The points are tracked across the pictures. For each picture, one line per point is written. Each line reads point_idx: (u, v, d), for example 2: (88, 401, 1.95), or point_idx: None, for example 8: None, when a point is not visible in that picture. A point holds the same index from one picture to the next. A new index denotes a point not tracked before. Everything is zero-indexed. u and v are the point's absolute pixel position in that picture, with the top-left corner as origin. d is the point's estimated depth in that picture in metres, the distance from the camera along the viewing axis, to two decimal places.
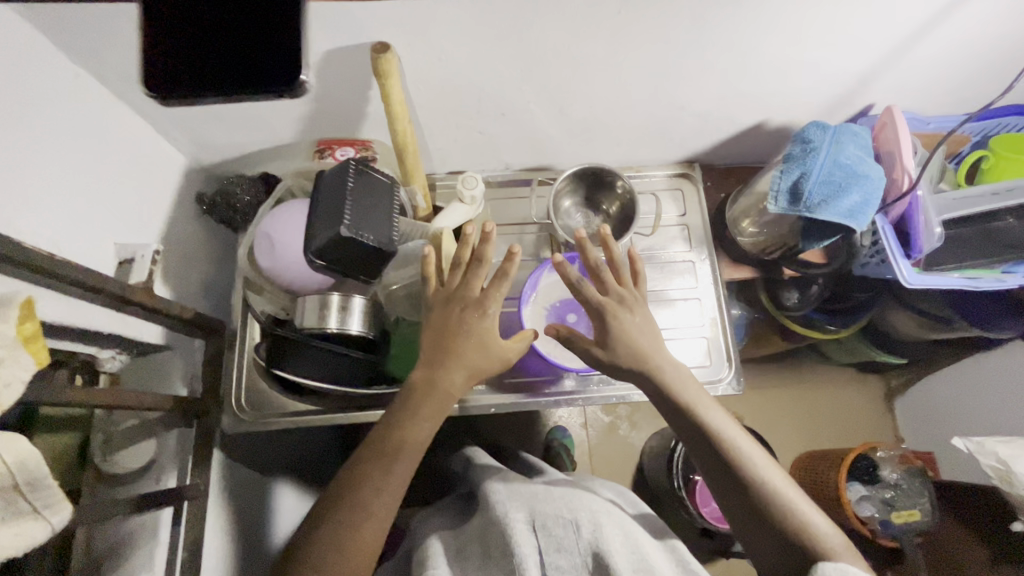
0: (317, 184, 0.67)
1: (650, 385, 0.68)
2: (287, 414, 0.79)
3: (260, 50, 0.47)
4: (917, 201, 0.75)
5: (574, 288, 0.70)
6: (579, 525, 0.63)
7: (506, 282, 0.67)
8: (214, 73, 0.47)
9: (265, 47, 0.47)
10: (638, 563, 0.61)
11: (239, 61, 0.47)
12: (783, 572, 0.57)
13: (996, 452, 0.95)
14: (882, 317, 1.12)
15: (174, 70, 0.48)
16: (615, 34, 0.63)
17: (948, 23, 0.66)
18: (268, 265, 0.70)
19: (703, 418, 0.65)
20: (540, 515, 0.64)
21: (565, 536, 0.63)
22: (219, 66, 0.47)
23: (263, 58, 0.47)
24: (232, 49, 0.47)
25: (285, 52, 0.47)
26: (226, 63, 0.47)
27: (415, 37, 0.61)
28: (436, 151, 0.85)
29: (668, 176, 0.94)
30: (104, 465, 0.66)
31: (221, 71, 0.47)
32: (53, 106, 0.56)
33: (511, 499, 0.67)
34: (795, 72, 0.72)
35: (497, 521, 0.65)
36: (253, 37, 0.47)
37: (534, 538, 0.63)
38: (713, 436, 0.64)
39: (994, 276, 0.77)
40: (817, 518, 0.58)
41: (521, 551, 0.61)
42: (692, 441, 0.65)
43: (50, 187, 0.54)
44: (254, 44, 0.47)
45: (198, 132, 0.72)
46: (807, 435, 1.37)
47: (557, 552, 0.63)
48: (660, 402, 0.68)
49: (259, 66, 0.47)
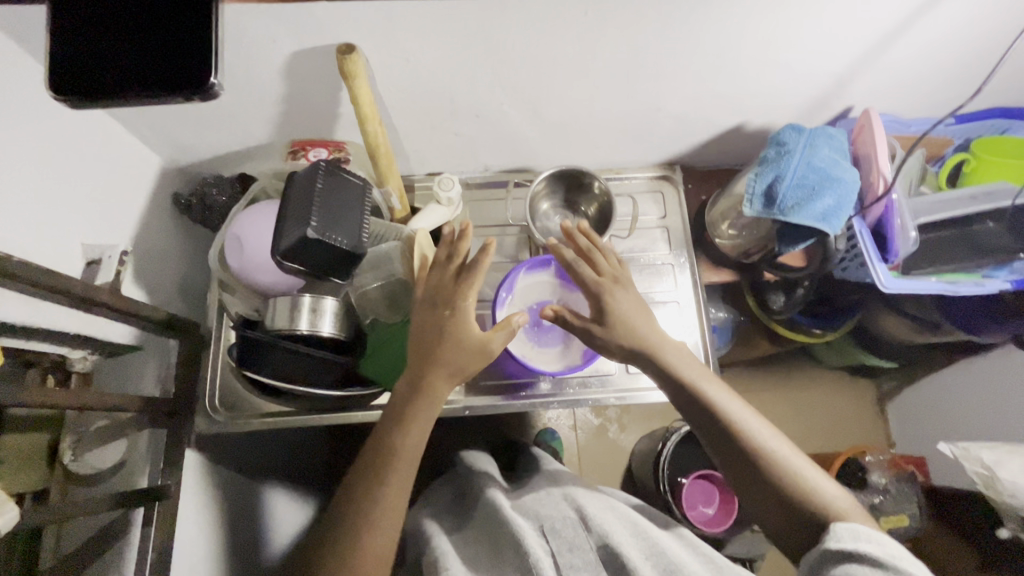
0: (288, 185, 0.66)
1: (650, 366, 0.66)
2: (261, 415, 0.80)
3: (171, 50, 0.44)
4: (894, 205, 0.74)
5: (570, 268, 0.68)
6: (585, 522, 0.64)
7: (479, 274, 0.65)
8: (121, 73, 0.43)
9: (177, 46, 0.44)
10: (651, 551, 0.62)
11: (150, 62, 0.43)
12: (795, 535, 0.59)
13: (981, 457, 0.94)
14: (870, 320, 1.11)
15: (77, 67, 0.43)
16: (583, 34, 0.62)
17: (922, 25, 0.65)
18: (237, 266, 0.71)
19: (705, 394, 0.64)
20: (547, 520, 0.66)
21: (574, 535, 0.64)
22: (128, 66, 0.43)
23: (175, 57, 0.44)
24: (141, 50, 0.43)
25: (195, 52, 0.44)
26: (135, 64, 0.43)
27: (382, 39, 0.60)
28: (413, 152, 0.85)
29: (649, 178, 0.94)
30: (73, 465, 0.65)
31: (129, 71, 0.43)
32: (14, 106, 0.55)
33: (515, 510, 0.68)
34: (768, 74, 0.72)
35: (504, 525, 0.65)
36: (164, 36, 0.44)
37: (545, 541, 0.64)
38: (712, 410, 0.64)
39: (974, 280, 0.75)
40: (825, 483, 0.59)
41: (534, 551, 0.61)
42: (694, 419, 0.65)
43: (11, 187, 0.54)
44: (165, 44, 0.44)
45: (170, 134, 0.73)
46: (798, 438, 1.36)
47: (570, 552, 0.63)
48: (661, 381, 0.66)
49: (169, 67, 0.44)
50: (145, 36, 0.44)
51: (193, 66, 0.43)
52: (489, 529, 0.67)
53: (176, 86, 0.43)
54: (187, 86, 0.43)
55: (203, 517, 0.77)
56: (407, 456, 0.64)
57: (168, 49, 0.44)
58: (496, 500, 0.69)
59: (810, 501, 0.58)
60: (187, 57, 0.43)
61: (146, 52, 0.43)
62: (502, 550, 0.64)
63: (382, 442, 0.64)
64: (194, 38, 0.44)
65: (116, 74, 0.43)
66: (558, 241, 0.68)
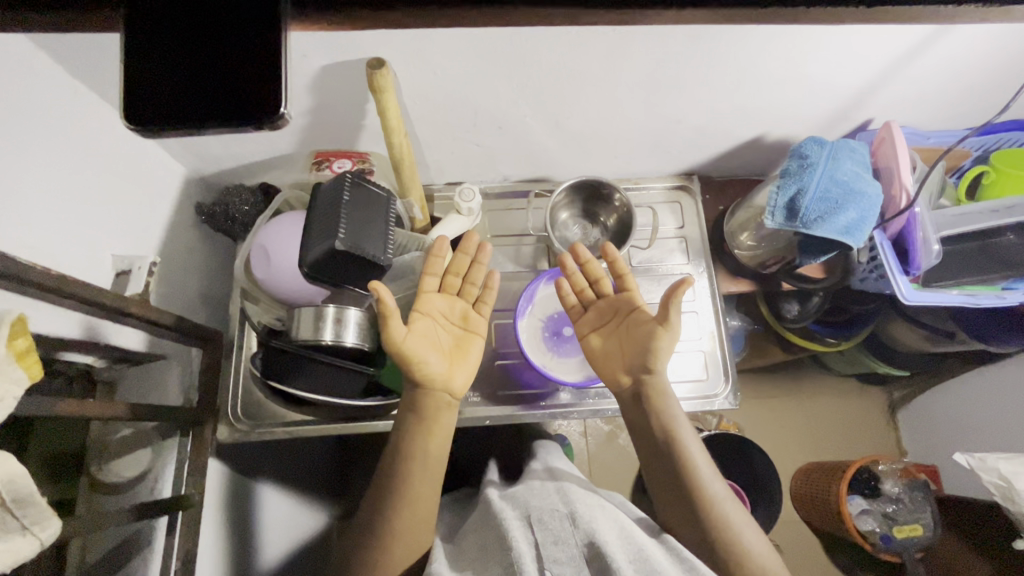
0: (314, 197, 0.67)
1: (632, 391, 0.70)
2: (282, 424, 0.80)
3: (240, 61, 0.32)
4: (916, 217, 0.74)
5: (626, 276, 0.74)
6: (574, 516, 0.56)
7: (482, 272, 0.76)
8: (187, 91, 0.33)
9: (243, 53, 0.32)
10: (637, 556, 0.53)
11: (216, 79, 0.33)
12: None
13: (998, 468, 0.93)
14: (884, 330, 1.11)
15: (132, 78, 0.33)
16: (608, 48, 0.62)
17: (948, 41, 0.65)
18: (263, 277, 0.72)
19: (676, 435, 0.66)
20: (535, 509, 0.58)
21: (561, 529, 0.55)
22: (189, 83, 0.33)
23: (242, 69, 0.33)
24: (202, 57, 0.32)
25: (269, 63, 0.32)
26: (196, 81, 0.33)
27: (410, 54, 0.61)
28: (433, 163, 0.85)
29: (666, 188, 0.94)
30: (99, 474, 0.66)
31: (192, 90, 0.33)
32: (46, 118, 0.56)
33: (507, 504, 0.61)
34: (790, 86, 0.72)
35: (491, 519, 0.58)
36: (232, 37, 0.32)
37: (529, 532, 0.55)
38: (658, 422, 0.67)
39: (994, 292, 0.76)
40: (759, 550, 0.60)
41: (517, 545, 0.52)
42: (636, 429, 0.69)
43: (45, 202, 0.55)
44: (232, 52, 0.32)
45: (196, 145, 0.73)
46: (810, 446, 1.36)
47: (554, 545, 0.53)
48: (635, 406, 0.69)
49: (235, 88, 0.33)
50: (215, 36, 0.32)
51: (266, 87, 0.33)
52: (478, 524, 0.62)
53: (240, 114, 0.33)
54: (252, 115, 0.33)
55: (222, 523, 0.77)
56: (430, 468, 0.66)
57: (235, 60, 0.32)
58: (489, 498, 0.63)
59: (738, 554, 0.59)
60: (259, 75, 0.33)
61: (210, 62, 0.33)
62: (486, 546, 0.56)
63: (396, 455, 0.66)
64: (266, 43, 0.32)
65: (179, 96, 0.33)
66: (615, 251, 0.74)
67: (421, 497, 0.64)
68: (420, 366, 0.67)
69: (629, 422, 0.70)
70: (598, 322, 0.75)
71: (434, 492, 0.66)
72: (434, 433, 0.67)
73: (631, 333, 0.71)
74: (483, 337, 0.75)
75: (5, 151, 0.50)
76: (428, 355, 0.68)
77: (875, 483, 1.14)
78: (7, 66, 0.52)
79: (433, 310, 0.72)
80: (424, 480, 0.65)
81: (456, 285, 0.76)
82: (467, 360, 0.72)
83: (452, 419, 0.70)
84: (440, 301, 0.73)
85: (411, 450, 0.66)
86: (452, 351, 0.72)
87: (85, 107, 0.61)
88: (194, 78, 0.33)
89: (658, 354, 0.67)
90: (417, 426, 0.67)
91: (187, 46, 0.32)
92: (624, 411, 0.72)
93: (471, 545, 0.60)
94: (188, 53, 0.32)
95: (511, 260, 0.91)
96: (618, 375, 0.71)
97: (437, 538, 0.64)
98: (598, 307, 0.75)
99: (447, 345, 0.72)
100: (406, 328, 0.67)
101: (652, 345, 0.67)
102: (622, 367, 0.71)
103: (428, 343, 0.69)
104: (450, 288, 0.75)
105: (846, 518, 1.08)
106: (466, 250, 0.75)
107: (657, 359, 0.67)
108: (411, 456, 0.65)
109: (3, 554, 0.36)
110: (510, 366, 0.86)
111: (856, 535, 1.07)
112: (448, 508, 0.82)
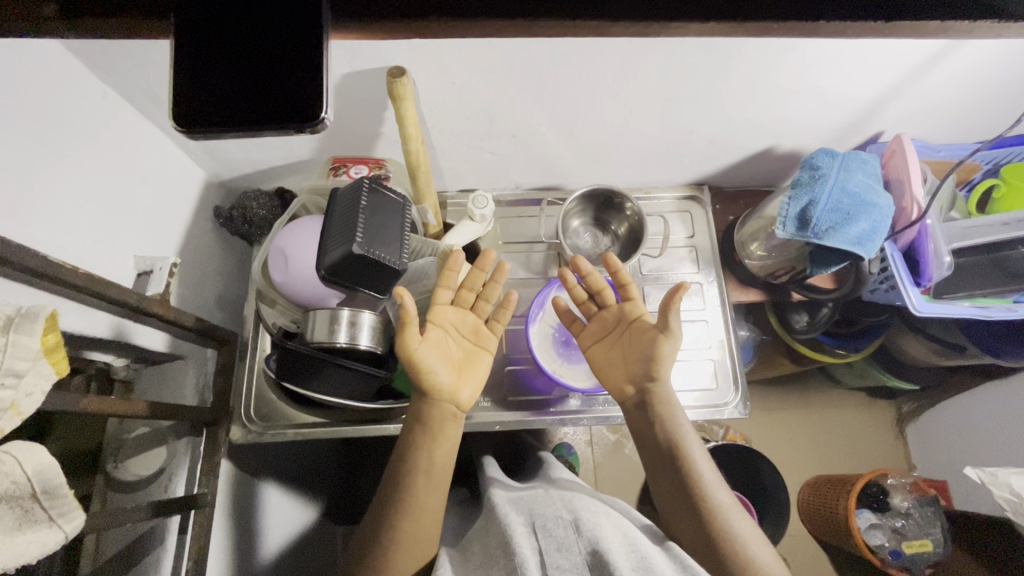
0: (330, 202, 0.67)
1: (639, 404, 0.70)
2: (295, 425, 0.81)
3: (283, 66, 0.34)
4: (927, 229, 0.76)
5: (626, 287, 0.74)
6: (578, 523, 0.55)
7: (497, 287, 0.76)
8: (230, 93, 0.34)
9: (283, 61, 0.34)
10: (640, 564, 0.52)
11: (256, 83, 0.34)
12: None
13: (1009, 484, 0.91)
14: (894, 343, 1.10)
15: (181, 82, 0.34)
16: (623, 60, 0.63)
17: (957, 56, 0.65)
18: (280, 279, 0.74)
19: (684, 448, 0.65)
20: (539, 517, 0.58)
21: (565, 536, 0.54)
22: (232, 86, 0.34)
23: (278, 75, 0.34)
24: (246, 65, 0.34)
25: (313, 79, 0.34)
26: (240, 86, 0.34)
27: (428, 65, 0.62)
28: (447, 170, 0.87)
29: (677, 198, 0.95)
30: (115, 472, 0.67)
31: (235, 90, 0.34)
32: (81, 124, 0.58)
33: (515, 510, 0.61)
34: (802, 99, 0.72)
35: (495, 524, 0.58)
36: (277, 45, 0.33)
37: (534, 539, 0.55)
38: (664, 433, 0.67)
39: (1005, 305, 0.77)
40: (764, 561, 0.59)
41: (521, 549, 0.52)
42: (641, 437, 0.69)
43: (73, 201, 0.56)
44: (271, 57, 0.34)
45: (218, 150, 0.75)
46: (818, 460, 1.34)
47: (558, 552, 0.53)
48: (642, 416, 0.69)
49: (275, 93, 0.34)
50: (258, 41, 0.34)
51: (303, 95, 0.34)
52: (484, 529, 0.62)
53: (277, 117, 0.34)
54: (290, 118, 0.34)
55: (228, 522, 0.77)
56: (434, 479, 0.66)
57: (273, 64, 0.34)
58: (496, 504, 0.63)
59: (750, 566, 0.58)
60: (298, 85, 0.34)
61: (252, 72, 0.34)
62: (490, 549, 0.56)
63: (402, 463, 0.66)
64: (311, 55, 0.33)
65: (223, 98, 0.34)
66: (614, 263, 0.73)
67: (424, 505, 0.64)
68: (427, 376, 0.67)
69: (635, 432, 0.70)
70: (602, 333, 0.75)
71: (440, 498, 0.66)
72: (439, 444, 0.67)
73: (634, 344, 0.71)
74: (492, 352, 0.77)
75: (40, 157, 0.52)
76: (436, 365, 0.68)
77: (886, 496, 1.12)
78: (42, 74, 0.54)
79: (444, 322, 0.73)
80: (428, 488, 0.65)
81: (470, 300, 0.76)
82: (475, 371, 0.73)
83: (458, 429, 0.71)
84: (452, 313, 0.74)
85: (416, 461, 0.66)
86: (461, 363, 0.73)
87: (109, 111, 0.63)
88: (235, 81, 0.34)
89: (659, 362, 0.67)
90: (424, 432, 0.68)
91: (234, 52, 0.34)
92: (629, 421, 0.72)
93: (477, 551, 0.59)
94: (233, 60, 0.34)
95: (523, 267, 0.92)
96: (622, 386, 0.71)
97: (442, 547, 0.64)
98: (601, 319, 0.76)
99: (457, 356, 0.73)
100: (420, 338, 0.67)
101: (655, 354, 0.68)
102: (626, 377, 0.71)
103: (438, 355, 0.69)
104: (463, 301, 0.75)
105: (854, 530, 1.06)
106: (482, 267, 0.75)
107: (659, 368, 0.68)
108: (417, 462, 0.66)
109: (28, 544, 0.37)
110: (521, 372, 0.87)
111: (864, 549, 1.06)
112: (458, 515, 0.82)
